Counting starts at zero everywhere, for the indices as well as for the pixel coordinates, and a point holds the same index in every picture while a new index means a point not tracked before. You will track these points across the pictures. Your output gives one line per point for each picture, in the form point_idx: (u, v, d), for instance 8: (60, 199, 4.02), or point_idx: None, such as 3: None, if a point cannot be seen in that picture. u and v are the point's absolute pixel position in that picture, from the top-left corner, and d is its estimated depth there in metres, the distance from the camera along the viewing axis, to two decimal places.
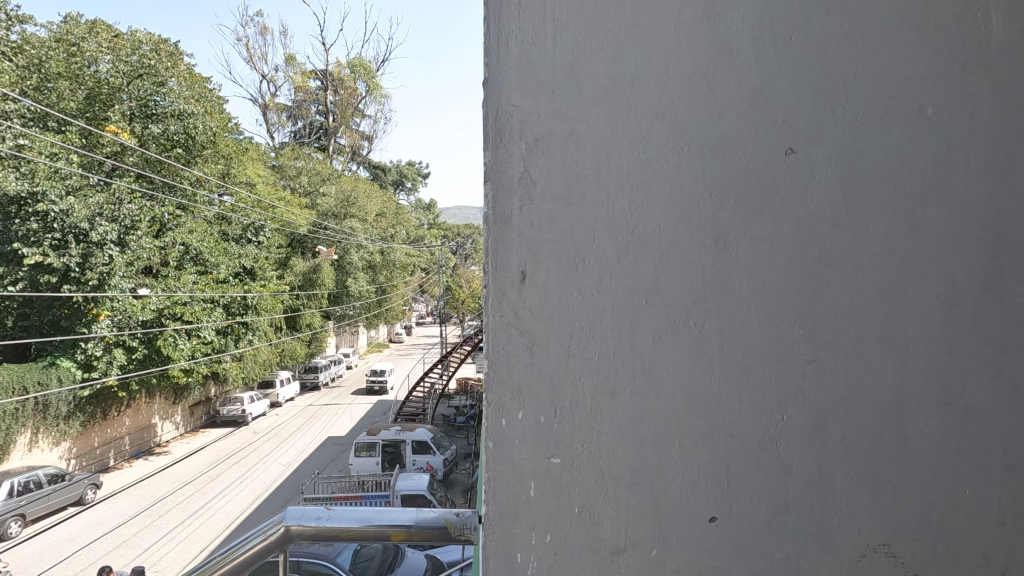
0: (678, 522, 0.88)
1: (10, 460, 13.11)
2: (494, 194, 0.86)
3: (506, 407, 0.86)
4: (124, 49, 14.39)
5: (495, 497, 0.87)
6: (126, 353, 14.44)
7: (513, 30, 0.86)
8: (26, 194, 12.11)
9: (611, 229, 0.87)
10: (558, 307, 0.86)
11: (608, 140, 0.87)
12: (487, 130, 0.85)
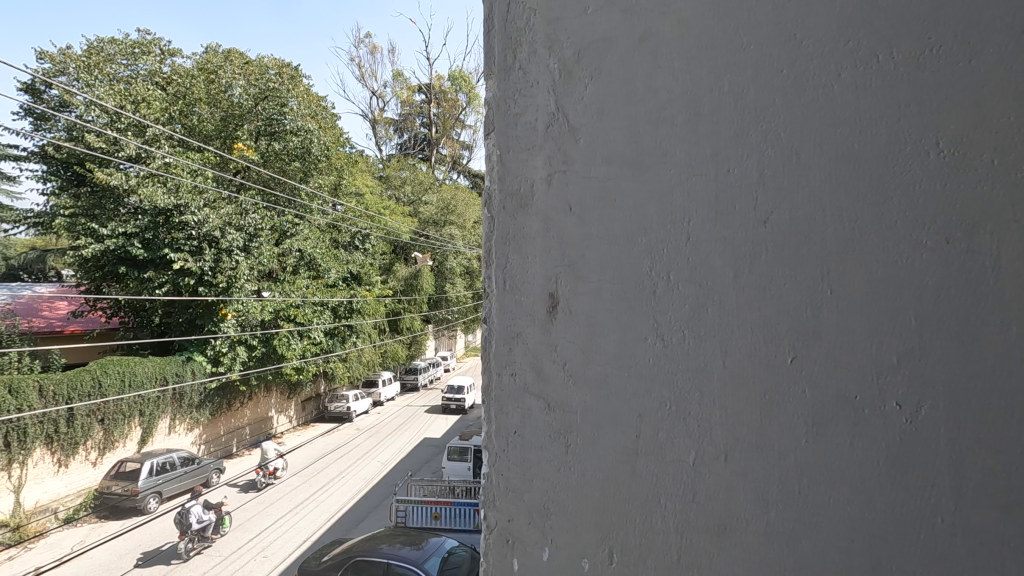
0: (786, 471, 0.93)
1: (154, 440, 14.83)
2: (516, 199, 1.11)
3: (521, 487, 1.07)
4: (255, 75, 15.73)
5: (558, 515, 1.04)
6: (248, 350, 15.68)
7: (520, 34, 1.11)
8: (173, 207, 13.72)
9: (674, 190, 1.01)
10: (594, 309, 1.04)
11: (674, 86, 1.02)
12: (504, 136, 1.12)
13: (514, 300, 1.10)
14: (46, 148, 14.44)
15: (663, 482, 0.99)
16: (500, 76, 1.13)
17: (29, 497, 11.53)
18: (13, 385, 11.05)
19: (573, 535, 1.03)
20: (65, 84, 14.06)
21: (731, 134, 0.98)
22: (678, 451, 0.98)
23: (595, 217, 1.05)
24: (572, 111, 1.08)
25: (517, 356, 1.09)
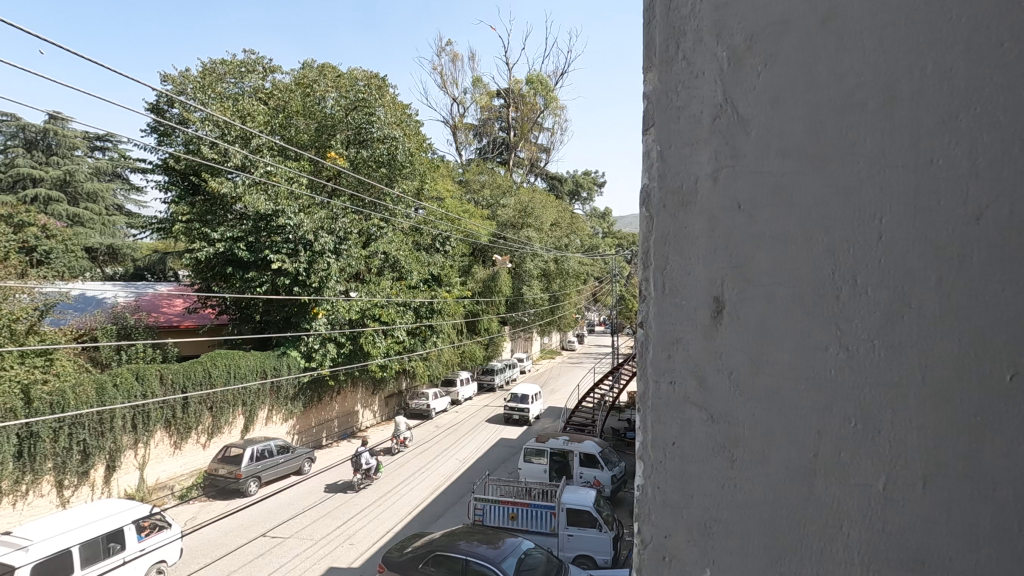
0: (980, 486, 0.89)
1: (254, 428, 16.04)
2: (679, 196, 1.08)
3: (684, 495, 1.04)
4: (346, 88, 16.64)
5: (726, 528, 1.01)
6: (337, 347, 16.62)
7: (683, 24, 1.10)
8: (272, 212, 14.79)
9: (856, 188, 0.97)
10: (767, 310, 1.01)
11: (853, 75, 0.99)
12: (666, 128, 1.10)
13: (674, 304, 1.08)
14: (168, 161, 16.11)
15: (845, 496, 0.95)
16: (660, 67, 1.12)
17: (150, 475, 12.91)
18: (138, 373, 12.33)
19: (742, 549, 1.00)
20: (184, 103, 15.67)
21: (919, 122, 0.95)
22: (864, 475, 0.94)
23: (768, 213, 1.03)
24: (739, 102, 1.05)
25: (677, 365, 1.07)
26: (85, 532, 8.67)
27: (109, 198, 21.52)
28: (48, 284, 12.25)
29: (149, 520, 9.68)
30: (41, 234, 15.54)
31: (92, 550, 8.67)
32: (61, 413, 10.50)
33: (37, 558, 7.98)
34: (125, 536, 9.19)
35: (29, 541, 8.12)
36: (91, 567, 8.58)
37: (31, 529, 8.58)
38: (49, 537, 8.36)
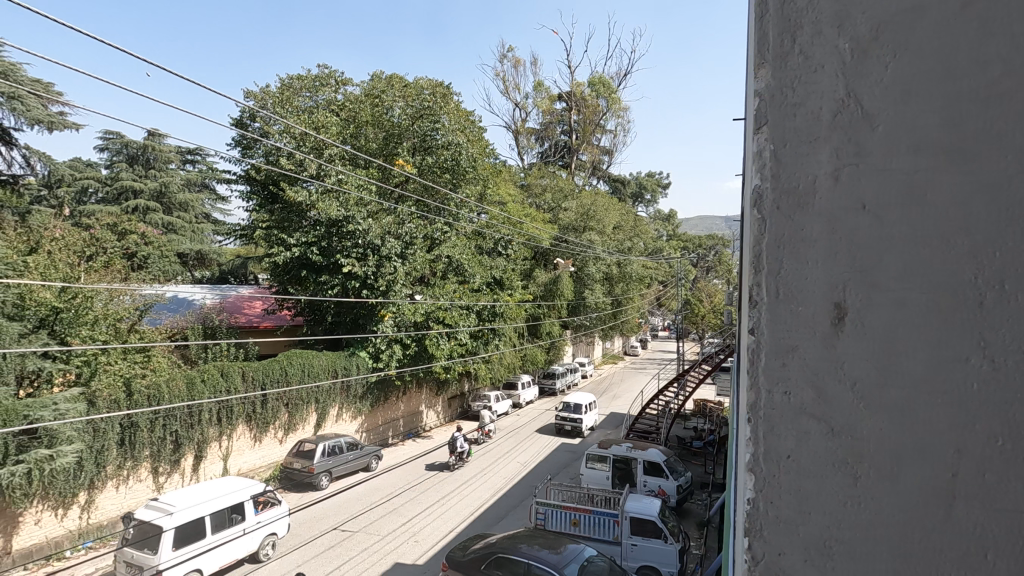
0: None
1: (326, 425, 16.79)
2: (798, 196, 1.05)
3: (804, 505, 1.00)
4: (412, 97, 17.16)
5: (853, 541, 0.97)
6: (403, 349, 17.13)
7: (802, 18, 1.07)
8: (343, 218, 15.43)
9: (995, 187, 0.94)
10: (899, 313, 0.98)
11: (993, 66, 0.96)
12: (782, 124, 1.07)
13: (792, 309, 1.04)
14: (250, 171, 17.18)
15: (987, 505, 0.92)
16: (775, 64, 1.08)
17: (233, 466, 13.80)
18: (223, 370, 13.22)
19: (870, 560, 0.96)
20: (265, 117, 16.71)
21: None
22: (1005, 488, 0.91)
23: (897, 214, 0.99)
24: (864, 96, 1.02)
25: (793, 372, 1.03)
26: (216, 504, 9.93)
27: (198, 207, 23.20)
28: (144, 287, 13.27)
29: (264, 497, 10.98)
30: (140, 242, 17.07)
31: (220, 520, 9.92)
32: (156, 406, 11.47)
33: (178, 524, 9.23)
34: (245, 509, 10.42)
35: (172, 509, 9.40)
36: (219, 534, 9.82)
37: (172, 498, 9.91)
38: (187, 506, 9.64)
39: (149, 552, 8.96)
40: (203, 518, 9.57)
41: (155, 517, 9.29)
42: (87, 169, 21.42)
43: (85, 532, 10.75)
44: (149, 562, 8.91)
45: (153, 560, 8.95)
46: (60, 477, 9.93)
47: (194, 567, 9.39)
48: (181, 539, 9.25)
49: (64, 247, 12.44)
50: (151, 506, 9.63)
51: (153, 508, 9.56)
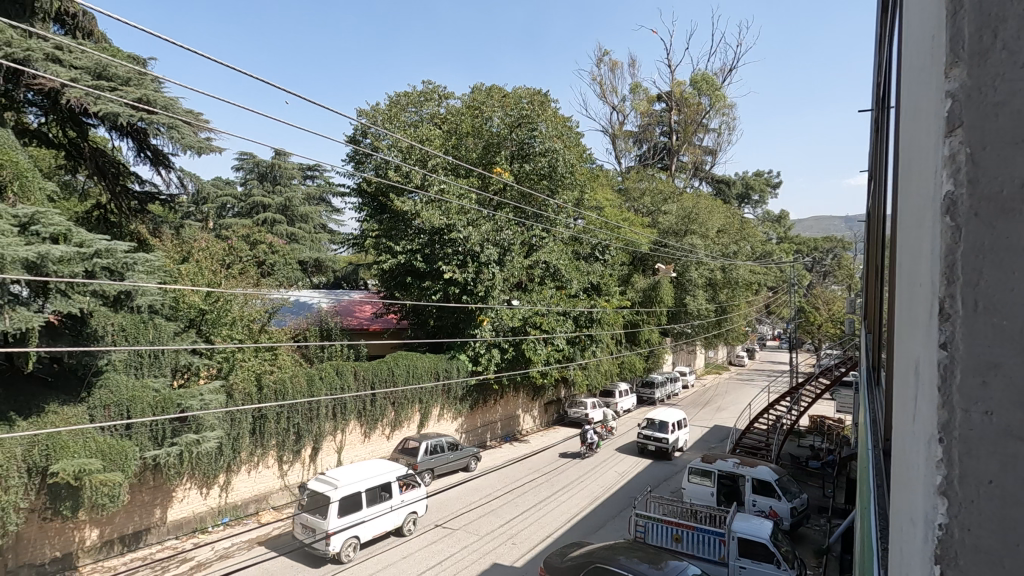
0: None
1: (429, 424, 17.50)
2: (999, 154, 0.67)
3: None
4: (510, 106, 17.52)
5: None
6: (501, 353, 17.45)
7: None
8: (445, 226, 15.97)
9: None
10: None
11: None
12: (970, 50, 0.68)
13: (988, 323, 0.67)
14: (361, 184, 18.37)
15: None
16: (972, 68, 0.68)
17: (346, 459, 14.82)
18: (338, 369, 14.25)
19: None
20: (375, 133, 17.87)
21: None
22: None
23: None
24: None
25: (996, 394, 0.66)
26: (370, 482, 11.40)
27: (317, 219, 25.27)
28: (273, 291, 14.55)
29: (406, 479, 12.38)
30: (268, 251, 18.93)
31: (375, 495, 11.43)
32: (282, 400, 12.59)
33: (342, 496, 10.76)
34: (393, 488, 11.87)
35: (338, 482, 10.99)
36: (373, 508, 11.28)
37: (336, 473, 11.54)
38: (348, 481, 11.20)
39: (320, 517, 10.55)
40: (361, 493, 11.07)
41: (325, 488, 10.91)
42: (226, 187, 24.13)
43: (223, 510, 12.14)
44: (321, 525, 10.54)
45: (323, 524, 10.51)
46: (205, 459, 11.21)
47: (353, 534, 10.92)
48: (344, 509, 10.78)
49: (210, 257, 14.19)
50: (320, 479, 11.29)
51: (322, 481, 11.21)
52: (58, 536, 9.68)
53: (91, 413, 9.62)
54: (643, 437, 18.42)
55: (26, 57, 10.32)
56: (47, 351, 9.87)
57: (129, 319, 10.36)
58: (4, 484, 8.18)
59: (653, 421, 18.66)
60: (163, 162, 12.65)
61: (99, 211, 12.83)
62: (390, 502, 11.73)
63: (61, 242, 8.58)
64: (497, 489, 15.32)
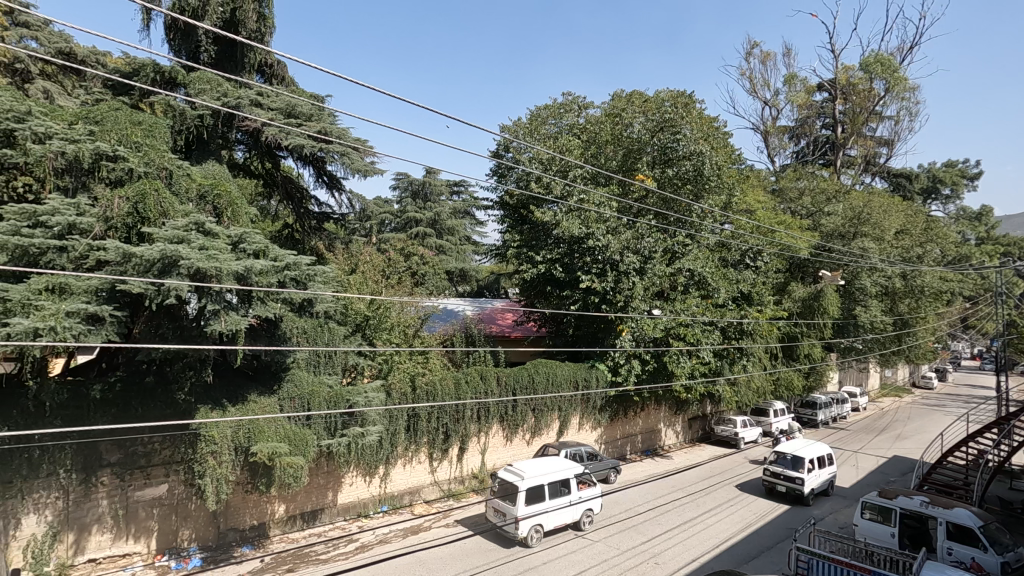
0: None
1: (568, 433, 17.56)
2: None
3: None
4: (652, 111, 17.05)
5: None
6: (642, 364, 16.91)
7: None
8: (585, 235, 15.90)
9: None
10: None
11: None
12: None
13: None
14: (503, 197, 19.05)
15: None
16: None
17: (489, 460, 15.48)
18: (482, 374, 14.90)
19: None
20: (516, 147, 18.53)
21: None
22: None
23: None
24: None
25: None
26: (553, 475, 12.52)
27: (463, 231, 26.82)
28: (425, 300, 15.64)
29: (582, 477, 13.30)
30: (420, 262, 20.46)
31: (556, 488, 12.45)
32: (433, 401, 13.52)
33: (528, 486, 11.95)
34: (571, 484, 12.80)
35: (524, 474, 12.19)
36: (555, 500, 12.34)
37: (521, 467, 12.78)
38: (533, 474, 12.37)
39: (510, 503, 11.83)
40: (545, 485, 12.16)
41: (513, 479, 12.18)
42: (385, 205, 26.62)
43: (382, 498, 13.33)
44: (511, 511, 11.75)
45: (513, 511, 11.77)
46: (368, 451, 12.36)
47: (538, 522, 11.99)
48: (530, 499, 11.93)
49: (373, 267, 15.59)
50: (508, 470, 12.64)
51: (510, 472, 12.51)
52: (254, 507, 11.42)
53: (280, 404, 11.23)
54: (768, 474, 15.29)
55: (236, 104, 12.43)
56: (248, 351, 11.52)
57: (310, 324, 12.07)
58: (218, 459, 10.01)
59: (784, 455, 15.50)
60: (336, 185, 14.39)
61: (287, 230, 14.95)
62: (569, 497, 12.66)
63: (260, 256, 10.10)
64: (638, 505, 14.82)
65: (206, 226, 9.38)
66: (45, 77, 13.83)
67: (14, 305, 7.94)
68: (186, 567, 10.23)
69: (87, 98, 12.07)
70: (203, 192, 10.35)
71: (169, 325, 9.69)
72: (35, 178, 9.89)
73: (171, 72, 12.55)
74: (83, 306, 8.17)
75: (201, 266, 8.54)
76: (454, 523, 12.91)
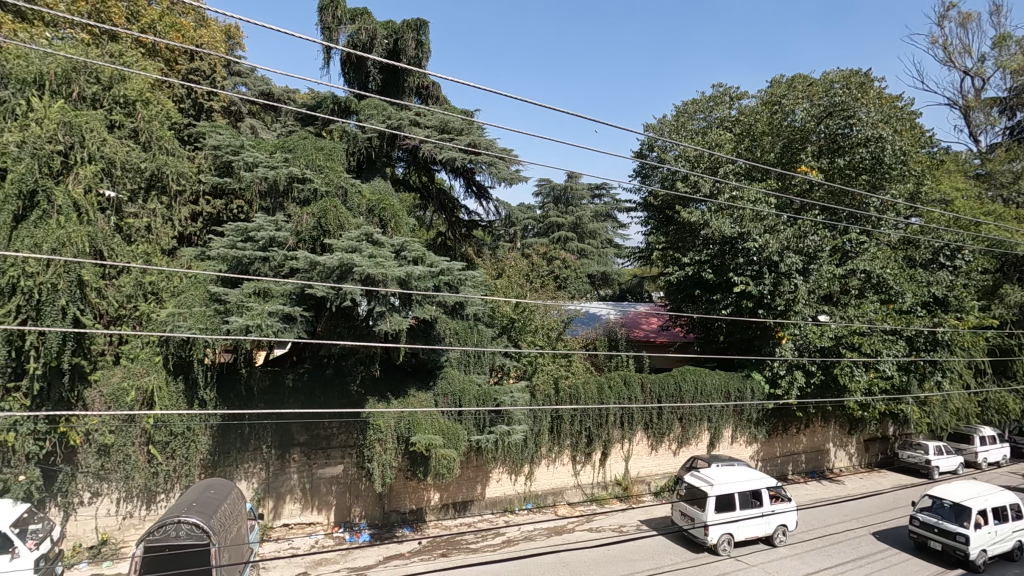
0: None
1: (720, 446, 16.46)
2: None
3: None
4: (818, 95, 15.39)
5: None
6: (806, 376, 15.23)
7: None
8: (737, 235, 14.72)
9: None
10: None
11: None
12: None
13: None
14: (648, 198, 18.46)
15: None
16: None
17: (633, 468, 15.12)
18: (626, 380, 14.61)
19: None
20: (661, 146, 17.94)
21: None
22: None
23: None
24: None
25: None
26: (744, 485, 11.81)
27: (604, 234, 26.55)
28: (568, 303, 15.77)
29: (775, 490, 12.35)
30: (562, 266, 20.68)
31: (747, 499, 11.78)
32: (576, 404, 13.60)
33: (718, 494, 11.46)
34: (764, 496, 12.00)
35: (712, 480, 11.71)
36: (746, 511, 11.69)
37: (709, 471, 12.29)
38: (723, 481, 11.83)
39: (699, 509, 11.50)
40: (735, 495, 11.56)
41: (700, 484, 11.79)
42: (529, 210, 27.32)
43: (528, 496, 13.70)
44: (699, 516, 11.49)
45: (701, 516, 11.46)
46: (514, 448, 12.77)
47: (727, 531, 11.57)
48: (720, 507, 11.49)
49: (517, 271, 16.12)
50: (695, 474, 12.23)
51: (697, 476, 12.13)
52: (413, 492, 12.44)
53: (436, 399, 12.11)
54: (918, 525, 11.84)
55: (398, 125, 13.77)
56: (408, 349, 12.67)
57: (461, 325, 12.72)
58: (383, 446, 11.10)
59: (942, 502, 11.83)
60: (484, 194, 15.18)
61: (441, 238, 16.14)
62: (761, 510, 11.90)
63: (419, 262, 10.98)
64: (803, 531, 13.31)
65: (375, 237, 10.46)
66: (252, 114, 16.56)
67: (232, 306, 9.62)
68: (357, 540, 11.48)
69: (283, 130, 14.22)
70: (371, 206, 11.59)
71: (344, 325, 11.00)
72: (246, 200, 11.90)
73: (347, 101, 14.27)
74: (280, 306, 9.60)
75: (370, 272, 9.54)
76: (597, 529, 12.81)
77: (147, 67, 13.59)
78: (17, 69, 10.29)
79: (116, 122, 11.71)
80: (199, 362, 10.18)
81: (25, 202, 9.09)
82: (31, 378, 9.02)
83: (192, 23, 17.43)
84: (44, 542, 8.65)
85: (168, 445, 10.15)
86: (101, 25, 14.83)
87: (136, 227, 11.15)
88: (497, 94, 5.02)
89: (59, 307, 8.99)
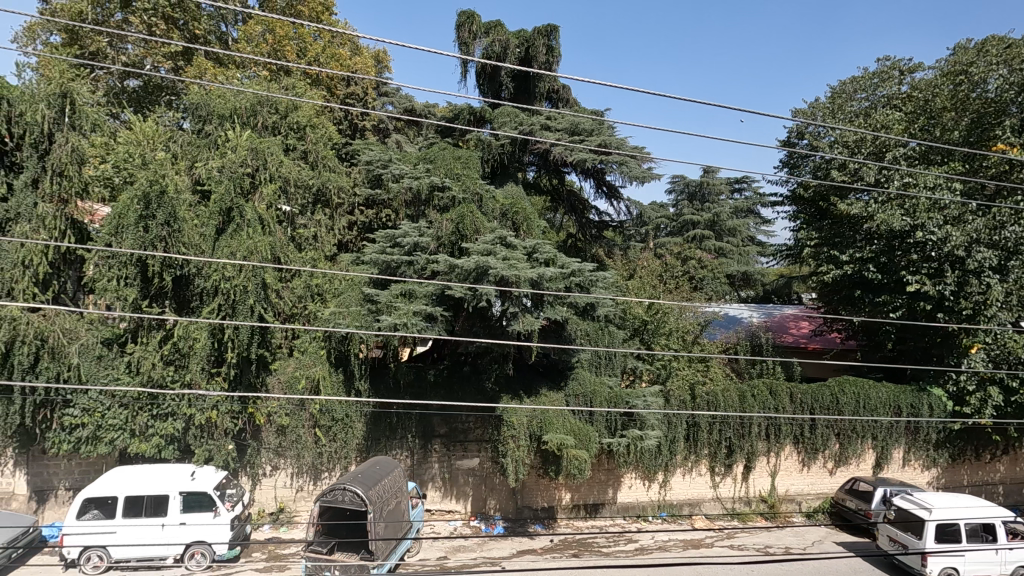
0: None
1: (888, 469, 14.49)
2: None
3: None
4: (1021, 58, 12.90)
5: None
6: (1005, 393, 12.82)
7: None
8: (909, 227, 12.85)
9: None
10: None
11: None
12: None
13: None
14: (797, 190, 16.81)
15: None
16: None
17: (781, 485, 13.89)
18: (772, 388, 13.47)
19: None
20: (814, 132, 16.28)
21: None
22: None
23: None
24: None
25: None
26: (972, 515, 10.30)
27: (745, 232, 24.75)
28: (705, 305, 14.92)
29: (1012, 525, 10.60)
30: (698, 266, 19.63)
31: (975, 532, 10.25)
32: (715, 411, 12.85)
33: (939, 520, 10.08)
34: (998, 531, 10.37)
35: (930, 505, 10.35)
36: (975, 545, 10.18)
37: (921, 498, 10.93)
38: (943, 507, 10.39)
39: (913, 535, 10.20)
40: (961, 524, 10.09)
41: (914, 508, 10.46)
42: (662, 208, 26.30)
43: (662, 505, 13.21)
44: (913, 544, 10.17)
45: (916, 544, 10.14)
46: (647, 454, 12.38)
47: (951, 566, 10.13)
48: (941, 536, 10.08)
49: (650, 272, 15.64)
50: (906, 498, 10.92)
51: (908, 500, 10.82)
52: (545, 490, 12.65)
53: (567, 399, 12.19)
54: None
55: (530, 130, 14.13)
56: (540, 349, 12.93)
57: (592, 326, 12.61)
58: (517, 443, 11.42)
59: None
60: (615, 194, 14.98)
61: (572, 239, 16.25)
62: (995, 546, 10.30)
63: (550, 264, 11.14)
64: None
65: (508, 240, 10.81)
66: (398, 130, 18.04)
67: (383, 305, 10.56)
68: (492, 532, 11.96)
69: (425, 142, 15.29)
70: (505, 210, 12.04)
71: (480, 324, 11.53)
72: (393, 209, 13.01)
73: (482, 111, 14.97)
74: (423, 306, 10.33)
75: (504, 274, 9.91)
76: (740, 546, 11.96)
77: (313, 95, 15.45)
78: (217, 106, 12.31)
79: (290, 145, 13.48)
80: (355, 355, 11.32)
81: (223, 218, 10.85)
82: (228, 365, 10.72)
83: (349, 52, 19.45)
84: (237, 504, 10.22)
85: (330, 429, 11.44)
86: (278, 62, 17.15)
87: (306, 236, 12.74)
88: (638, 94, 4.82)
89: (248, 306, 10.59)
